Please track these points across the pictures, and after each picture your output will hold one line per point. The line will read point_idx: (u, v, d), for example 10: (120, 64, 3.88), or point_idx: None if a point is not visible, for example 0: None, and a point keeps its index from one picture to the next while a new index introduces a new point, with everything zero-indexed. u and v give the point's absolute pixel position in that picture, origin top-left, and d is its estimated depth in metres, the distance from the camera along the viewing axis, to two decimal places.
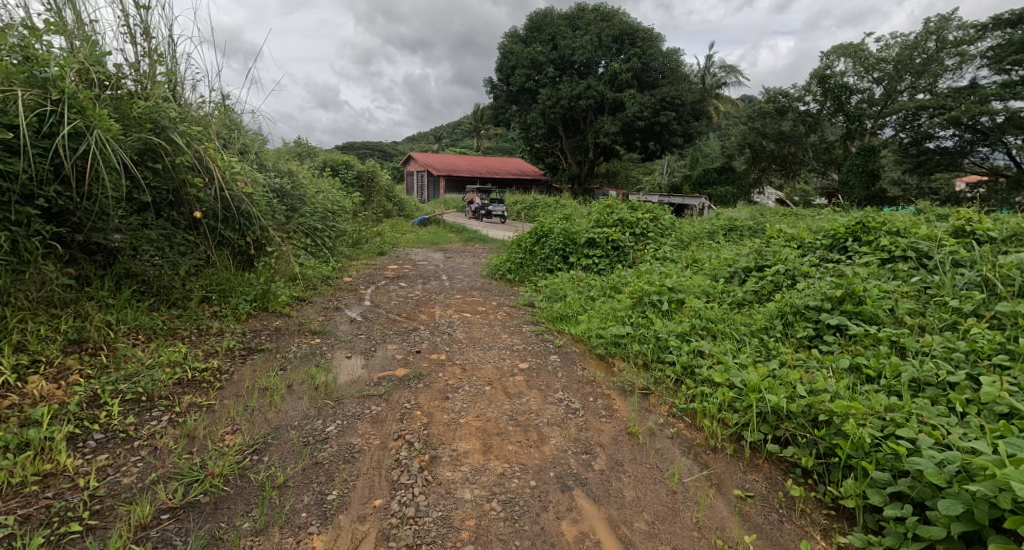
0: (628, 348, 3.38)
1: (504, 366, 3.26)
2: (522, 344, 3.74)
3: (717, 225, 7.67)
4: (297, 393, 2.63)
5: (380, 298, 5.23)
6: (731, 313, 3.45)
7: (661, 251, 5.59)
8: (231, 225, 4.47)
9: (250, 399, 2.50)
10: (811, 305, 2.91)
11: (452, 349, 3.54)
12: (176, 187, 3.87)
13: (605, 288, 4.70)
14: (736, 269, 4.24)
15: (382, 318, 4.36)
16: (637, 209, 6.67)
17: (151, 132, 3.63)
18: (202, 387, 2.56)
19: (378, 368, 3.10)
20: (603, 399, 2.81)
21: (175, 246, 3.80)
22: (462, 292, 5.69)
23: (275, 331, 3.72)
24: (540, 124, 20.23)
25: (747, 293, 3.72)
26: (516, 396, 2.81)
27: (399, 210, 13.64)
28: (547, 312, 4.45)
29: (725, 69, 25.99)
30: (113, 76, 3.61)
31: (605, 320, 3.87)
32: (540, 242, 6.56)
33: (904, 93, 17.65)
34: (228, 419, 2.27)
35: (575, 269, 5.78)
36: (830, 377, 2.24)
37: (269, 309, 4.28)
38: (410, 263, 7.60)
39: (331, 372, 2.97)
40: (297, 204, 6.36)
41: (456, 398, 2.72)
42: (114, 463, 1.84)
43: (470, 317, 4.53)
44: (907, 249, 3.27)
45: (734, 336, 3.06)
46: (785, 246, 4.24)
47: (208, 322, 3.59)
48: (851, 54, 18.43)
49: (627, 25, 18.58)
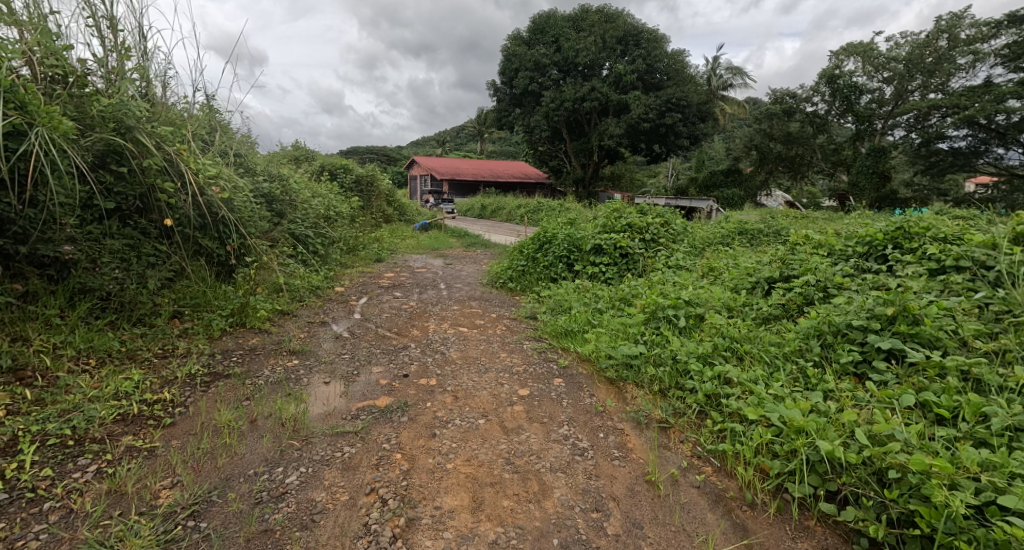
0: (642, 372, 3.01)
1: (502, 393, 2.89)
2: (522, 366, 3.36)
3: (729, 228, 7.28)
4: (260, 429, 2.27)
5: (371, 310, 4.85)
6: (757, 330, 3.07)
7: (674, 258, 5.20)
8: (209, 233, 4.14)
9: (202, 439, 2.13)
10: (855, 325, 2.52)
11: (444, 372, 3.16)
12: (145, 192, 3.55)
13: (613, 299, 4.33)
14: (759, 279, 3.87)
15: (371, 334, 4.00)
16: (646, 212, 6.27)
17: (114, 133, 3.30)
18: (147, 424, 2.19)
19: (358, 397, 2.73)
20: (616, 436, 2.44)
21: (142, 257, 3.47)
22: (460, 303, 5.32)
23: (250, 351, 3.36)
24: (542, 126, 19.91)
25: (773, 309, 3.35)
26: (514, 431, 2.43)
27: (400, 214, 13.29)
28: (551, 326, 4.07)
29: (732, 70, 25.60)
30: (73, 72, 3.29)
31: (615, 338, 3.49)
32: (543, 249, 6.19)
33: (915, 92, 17.15)
34: (169, 469, 1.89)
35: (580, 278, 5.40)
36: (894, 418, 1.86)
37: (248, 326, 3.90)
38: (407, 271, 7.24)
39: (304, 402, 2.60)
40: (287, 210, 6.03)
41: (444, 436, 2.34)
42: (8, 538, 1.48)
43: (466, 332, 4.16)
44: (960, 259, 2.88)
45: (765, 360, 2.69)
46: (813, 253, 3.85)
47: (176, 343, 3.24)
48: (861, 54, 18.00)
49: (631, 27, 18.25)
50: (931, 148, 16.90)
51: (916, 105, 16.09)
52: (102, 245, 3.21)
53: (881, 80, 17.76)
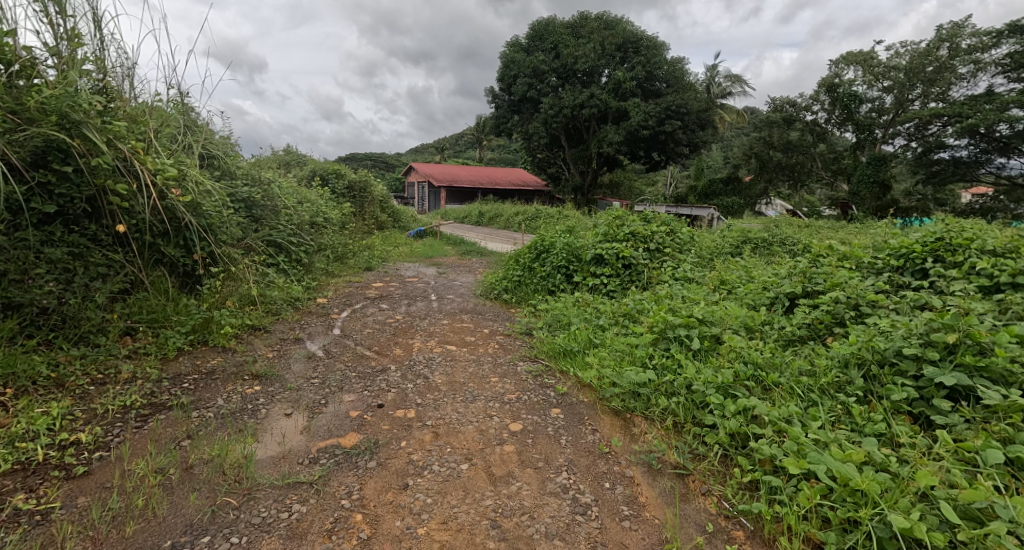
0: (652, 403, 2.65)
1: (491, 428, 2.50)
2: (515, 393, 2.96)
3: (732, 238, 6.98)
4: (194, 480, 1.86)
5: (353, 325, 4.44)
6: (783, 356, 2.72)
7: (681, 270, 4.82)
8: (172, 240, 3.76)
9: (114, 496, 1.73)
10: (906, 354, 2.15)
11: (424, 401, 2.75)
12: (94, 194, 3.17)
13: (616, 315, 3.95)
14: (778, 295, 3.55)
15: (349, 353, 3.60)
16: (650, 220, 5.90)
17: (56, 127, 2.93)
18: (50, 476, 1.78)
19: (321, 433, 2.32)
20: (624, 487, 2.07)
21: (88, 268, 3.09)
22: (451, 317, 4.93)
23: (206, 375, 2.94)
24: (541, 133, 19.61)
25: (798, 330, 3.01)
26: (503, 481, 2.04)
27: (395, 221, 12.85)
28: (548, 345, 3.69)
29: (730, 78, 25.48)
30: (11, 57, 2.91)
31: (619, 362, 3.12)
32: (540, 258, 5.81)
33: (915, 101, 16.96)
34: (56, 545, 1.50)
35: (580, 290, 5.02)
36: (983, 482, 1.47)
37: (211, 344, 3.48)
38: (397, 280, 6.86)
39: (256, 441, 2.20)
40: (268, 217, 5.67)
41: (417, 488, 1.95)
42: None
43: (454, 351, 3.75)
44: (1018, 275, 2.54)
45: (797, 394, 2.34)
46: (839, 266, 3.51)
47: (120, 366, 2.82)
48: (861, 63, 17.79)
49: (630, 33, 18.01)
50: (928, 158, 16.72)
51: (919, 114, 15.90)
52: (40, 255, 2.83)
53: (881, 89, 17.54)
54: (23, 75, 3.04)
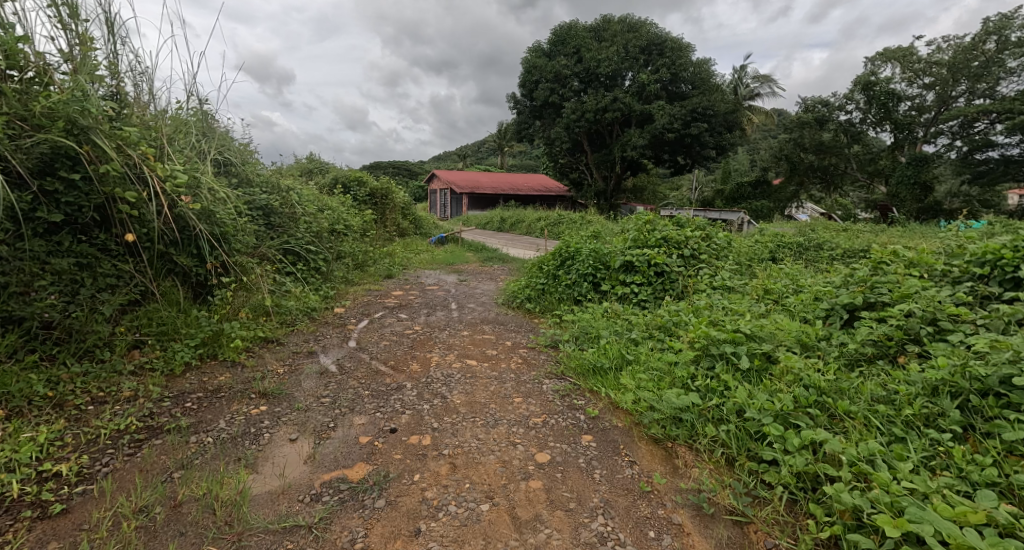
0: (698, 433, 2.33)
1: (516, 459, 2.22)
2: (541, 417, 2.68)
3: (768, 242, 6.57)
4: (180, 521, 1.64)
5: (369, 337, 4.24)
6: (850, 379, 2.39)
7: (720, 278, 4.47)
8: (184, 249, 3.64)
9: (85, 544, 1.51)
10: (1019, 385, 1.79)
11: (442, 425, 2.50)
12: (103, 202, 3.05)
13: (650, 328, 3.63)
14: (834, 306, 3.19)
15: (363, 369, 3.38)
16: (682, 225, 5.53)
17: (64, 133, 2.83)
18: (22, 517, 1.59)
19: (327, 464, 2.09)
20: (672, 538, 1.77)
21: (96, 279, 2.97)
22: (471, 327, 4.69)
23: (211, 393, 2.75)
24: (563, 138, 19.31)
25: (864, 348, 2.66)
26: (529, 528, 1.77)
27: (417, 227, 12.74)
28: (576, 361, 3.40)
29: (759, 79, 24.73)
30: (21, 63, 2.83)
31: (657, 383, 2.79)
32: (565, 265, 5.50)
33: (959, 98, 16.07)
34: None
35: (609, 299, 4.70)
36: None
37: (220, 358, 3.30)
38: (417, 289, 6.67)
39: (255, 472, 1.98)
40: (286, 225, 5.56)
41: (431, 536, 1.69)
42: None
43: (475, 367, 3.49)
44: None
45: (876, 427, 2.01)
46: (907, 275, 3.14)
47: (122, 384, 2.67)
48: (899, 59, 16.75)
49: (654, 35, 17.59)
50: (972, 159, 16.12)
51: (965, 112, 15.00)
52: (44, 266, 2.72)
53: (922, 86, 16.58)
54: (36, 82, 2.97)
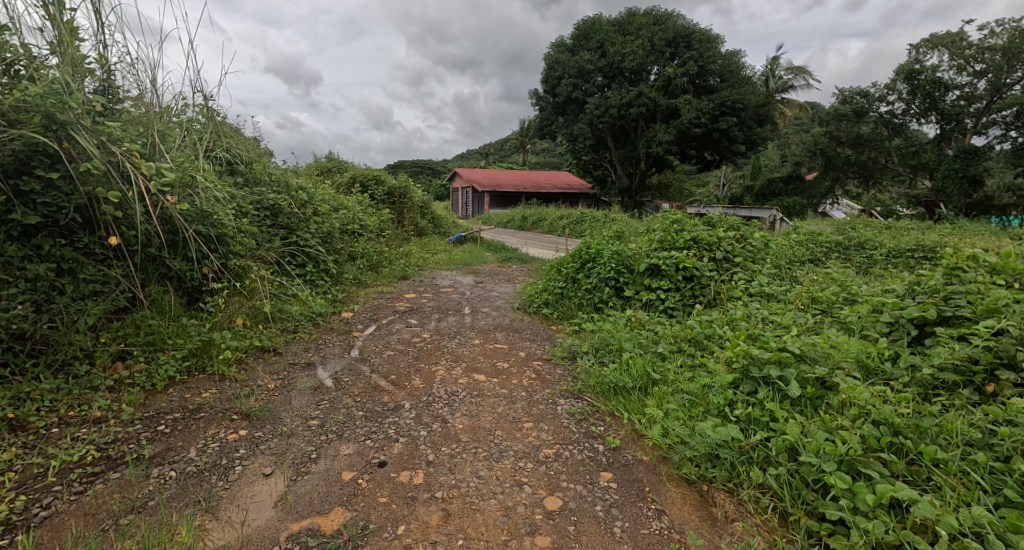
0: (743, 478, 1.93)
1: (520, 505, 1.88)
2: (554, 449, 2.32)
3: (809, 242, 6.01)
4: None
5: (372, 346, 3.96)
6: (932, 415, 1.94)
7: (757, 284, 4.02)
8: (177, 252, 3.42)
9: None
10: None
11: (438, 458, 2.17)
12: (85, 203, 2.85)
13: (679, 341, 3.22)
14: (899, 319, 2.72)
15: (361, 384, 3.10)
16: (714, 224, 5.05)
17: (42, 129, 2.62)
18: None
19: (299, 509, 1.79)
20: None
21: (77, 286, 2.77)
22: (483, 335, 4.35)
23: (190, 413, 2.50)
24: (585, 134, 18.80)
25: (943, 374, 2.19)
26: None
27: (436, 227, 12.52)
28: (595, 379, 3.02)
29: (793, 71, 23.58)
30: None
31: (689, 410, 2.40)
32: (585, 268, 5.11)
33: (1015, 85, 14.74)
34: None
35: (633, 306, 4.29)
36: None
37: (208, 371, 3.06)
38: (431, 291, 6.39)
39: (213, 521, 1.70)
40: (293, 225, 5.35)
41: None
42: None
43: (483, 382, 3.16)
44: None
45: (978, 486, 1.58)
46: (989, 285, 2.63)
47: (94, 402, 2.45)
48: (947, 45, 15.52)
49: (681, 27, 16.88)
50: None
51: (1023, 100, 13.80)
52: (18, 273, 2.53)
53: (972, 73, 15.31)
54: (17, 75, 2.78)
